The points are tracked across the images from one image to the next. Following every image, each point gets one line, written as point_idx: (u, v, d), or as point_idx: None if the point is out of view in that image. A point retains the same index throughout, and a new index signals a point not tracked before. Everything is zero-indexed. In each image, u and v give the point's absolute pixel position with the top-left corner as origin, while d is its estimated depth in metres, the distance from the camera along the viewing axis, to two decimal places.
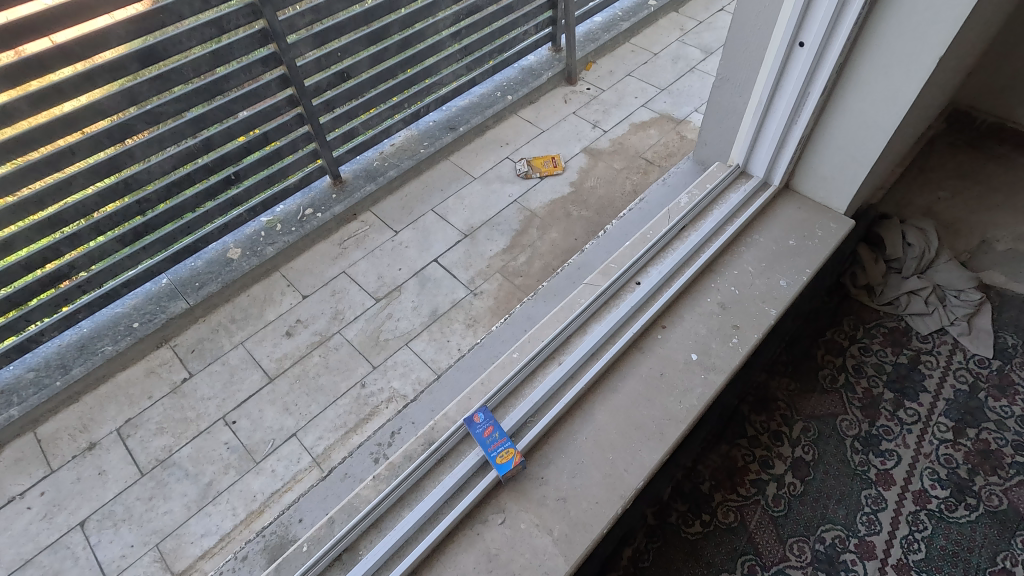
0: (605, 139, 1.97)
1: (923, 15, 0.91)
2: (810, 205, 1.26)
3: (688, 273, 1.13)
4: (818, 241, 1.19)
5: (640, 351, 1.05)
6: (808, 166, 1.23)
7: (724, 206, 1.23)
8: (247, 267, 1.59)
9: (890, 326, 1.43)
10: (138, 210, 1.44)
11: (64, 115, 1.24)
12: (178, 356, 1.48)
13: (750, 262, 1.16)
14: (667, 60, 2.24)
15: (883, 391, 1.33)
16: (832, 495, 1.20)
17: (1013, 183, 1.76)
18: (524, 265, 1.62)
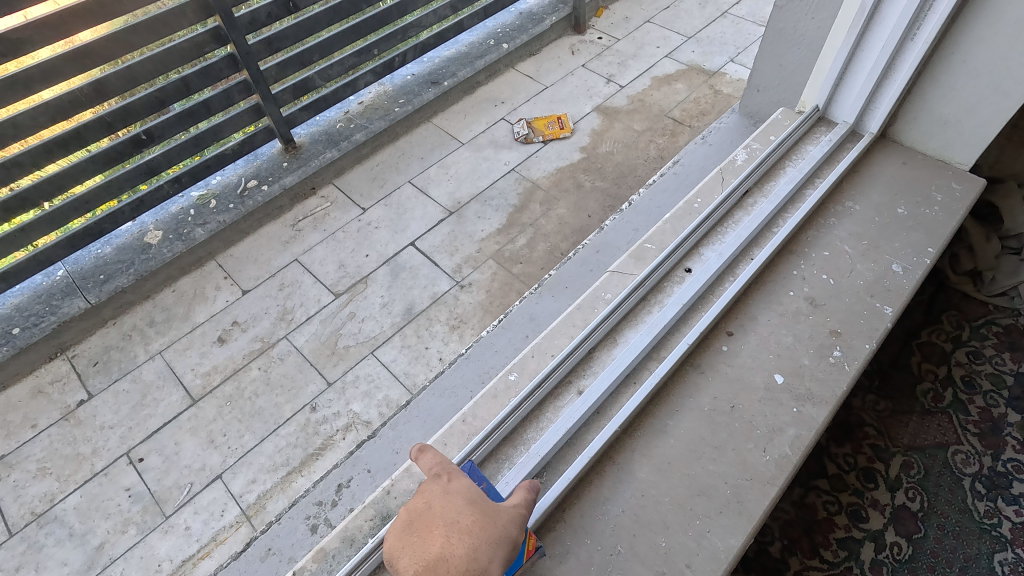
0: (622, 96, 1.61)
1: None
2: (916, 162, 0.91)
3: (759, 256, 0.78)
4: (936, 210, 0.84)
5: (696, 371, 0.71)
6: (921, 105, 0.88)
7: (799, 163, 0.89)
8: (168, 255, 1.25)
9: (1004, 325, 1.09)
10: (12, 179, 1.11)
11: None
12: (76, 371, 1.16)
13: (841, 240, 0.82)
14: (693, 4, 1.88)
15: (1006, 413, 0.99)
16: (953, 562, 0.86)
17: None
18: (524, 249, 1.28)
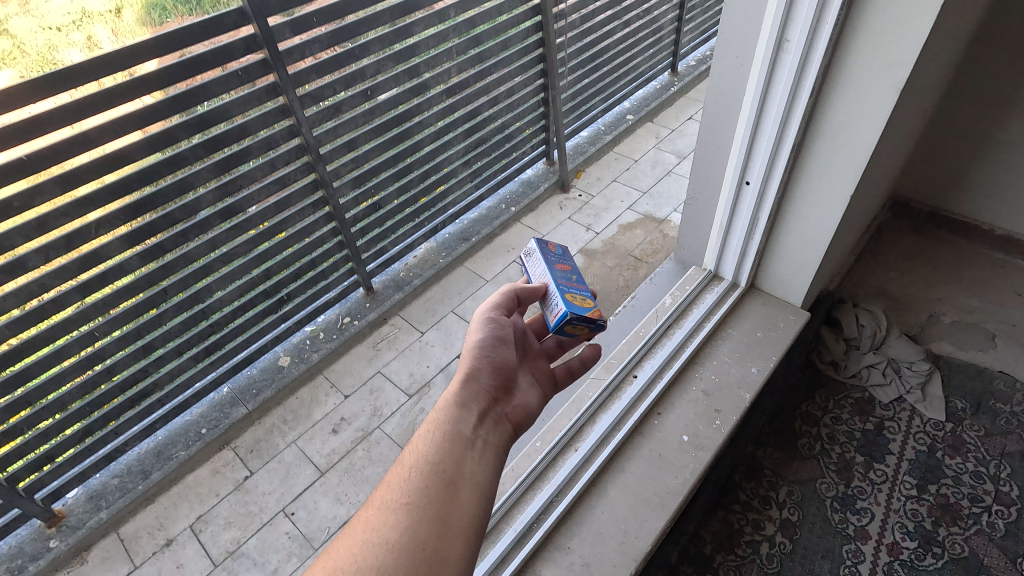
0: (598, 240, 2.26)
1: (832, 173, 1.21)
2: (771, 300, 1.53)
3: (675, 366, 1.37)
4: (779, 333, 1.44)
5: (641, 435, 1.27)
6: (767, 271, 1.50)
7: (700, 306, 1.50)
8: (296, 372, 1.82)
9: (856, 397, 1.66)
10: (210, 331, 1.62)
11: (161, 265, 1.43)
12: (239, 456, 1.68)
13: (726, 353, 1.42)
14: (645, 166, 2.60)
15: (854, 455, 1.54)
16: (817, 551, 1.39)
17: (953, 262, 2.04)
18: None
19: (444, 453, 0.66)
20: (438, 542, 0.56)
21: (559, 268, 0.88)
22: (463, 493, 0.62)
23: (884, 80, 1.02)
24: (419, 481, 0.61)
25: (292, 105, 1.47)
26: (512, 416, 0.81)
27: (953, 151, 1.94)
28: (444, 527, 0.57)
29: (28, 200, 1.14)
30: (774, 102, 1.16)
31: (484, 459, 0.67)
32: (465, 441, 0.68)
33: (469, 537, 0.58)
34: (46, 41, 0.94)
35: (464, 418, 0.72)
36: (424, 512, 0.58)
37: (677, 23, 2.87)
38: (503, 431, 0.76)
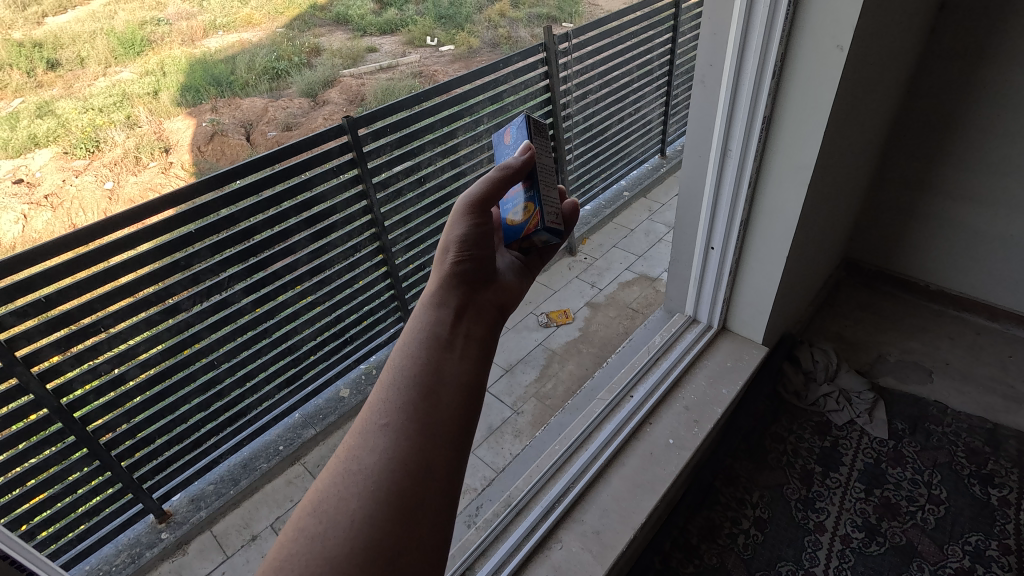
0: (602, 295, 2.69)
1: (772, 237, 1.67)
2: (739, 338, 1.93)
3: (663, 386, 1.75)
4: (745, 363, 1.84)
5: (637, 438, 1.64)
6: (733, 316, 1.92)
7: (682, 342, 1.91)
8: (354, 401, 2.18)
9: (817, 420, 2.02)
10: (292, 364, 2.01)
11: (265, 309, 1.85)
12: (308, 470, 1.98)
13: (701, 378, 1.81)
14: (640, 234, 3.07)
15: (814, 466, 1.89)
16: (784, 541, 1.71)
17: (898, 312, 2.45)
18: (551, 389, 2.24)
19: (421, 363, 0.77)
20: (420, 438, 0.69)
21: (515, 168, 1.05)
22: (438, 395, 0.74)
23: (795, 171, 1.52)
24: (400, 394, 0.73)
25: (369, 191, 1.96)
26: (488, 304, 0.93)
27: (889, 221, 2.40)
28: (423, 427, 0.70)
29: (190, 260, 1.62)
30: (726, 189, 1.65)
31: (459, 360, 0.80)
32: (441, 346, 0.80)
33: (447, 430, 0.72)
34: (92, 120, 1.21)
35: (439, 325, 0.83)
36: (407, 417, 0.71)
37: (664, 117, 3.44)
38: (481, 322, 0.88)
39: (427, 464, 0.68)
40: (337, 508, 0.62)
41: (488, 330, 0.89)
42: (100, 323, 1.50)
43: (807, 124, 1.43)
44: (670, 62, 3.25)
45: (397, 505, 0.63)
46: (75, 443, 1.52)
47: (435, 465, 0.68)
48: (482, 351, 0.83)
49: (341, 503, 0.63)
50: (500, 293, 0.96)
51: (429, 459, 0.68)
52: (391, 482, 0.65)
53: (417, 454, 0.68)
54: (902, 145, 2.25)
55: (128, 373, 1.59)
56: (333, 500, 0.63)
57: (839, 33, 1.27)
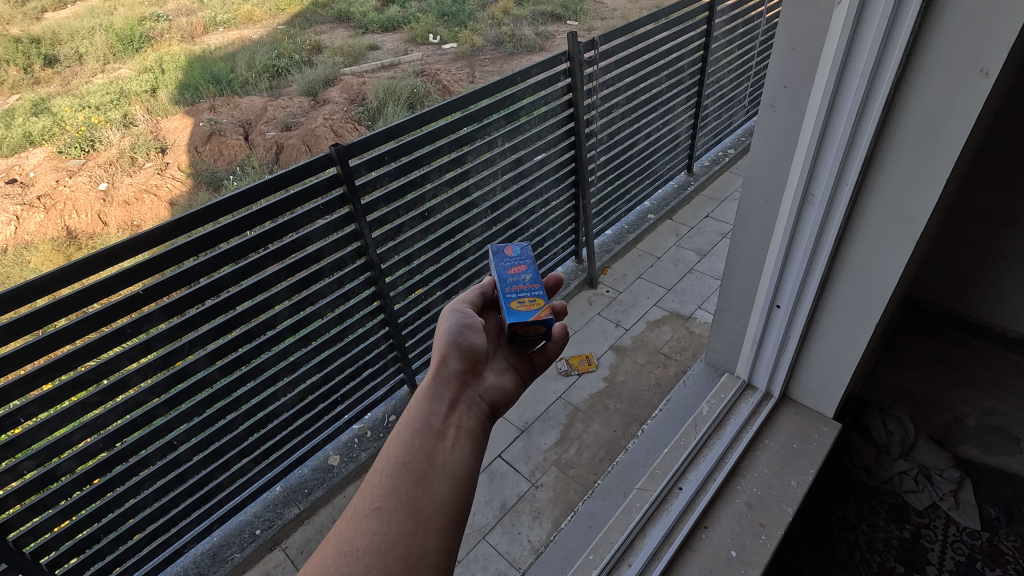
0: (628, 336, 2.37)
1: (856, 300, 1.34)
2: (805, 411, 1.60)
3: (719, 477, 1.44)
4: (815, 444, 1.51)
5: (691, 548, 1.33)
6: (799, 384, 1.59)
7: (738, 415, 1.59)
8: (345, 472, 1.85)
9: (891, 503, 1.71)
10: (272, 433, 1.70)
11: (237, 375, 1.54)
12: (289, 558, 1.67)
13: (764, 465, 1.49)
14: (668, 263, 2.75)
15: (894, 565, 1.57)
16: None
17: (970, 363, 2.08)
18: (575, 456, 1.92)
19: (414, 448, 0.70)
20: (411, 522, 0.61)
21: (512, 274, 1.01)
22: (431, 480, 0.67)
23: (899, 225, 1.18)
24: (391, 476, 0.66)
25: (363, 231, 1.64)
26: (482, 399, 0.85)
27: (961, 258, 2.02)
28: (414, 509, 0.63)
29: (139, 326, 1.31)
30: (803, 238, 1.33)
31: (454, 446, 0.72)
32: (433, 433, 0.73)
33: (439, 514, 0.63)
34: None
35: (432, 412, 0.77)
36: (401, 498, 0.63)
37: (692, 130, 3.13)
38: (476, 415, 0.81)
39: (416, 548, 0.59)
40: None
41: (483, 424, 0.81)
42: (19, 413, 1.20)
43: (921, 169, 1.10)
44: (701, 70, 2.92)
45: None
46: None
47: (425, 551, 0.59)
48: (477, 440, 0.76)
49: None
50: (494, 389, 0.89)
51: (420, 543, 0.60)
52: (381, 568, 0.57)
53: (409, 534, 0.60)
54: (983, 171, 1.86)
55: (60, 468, 1.30)
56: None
57: (986, 53, 0.93)
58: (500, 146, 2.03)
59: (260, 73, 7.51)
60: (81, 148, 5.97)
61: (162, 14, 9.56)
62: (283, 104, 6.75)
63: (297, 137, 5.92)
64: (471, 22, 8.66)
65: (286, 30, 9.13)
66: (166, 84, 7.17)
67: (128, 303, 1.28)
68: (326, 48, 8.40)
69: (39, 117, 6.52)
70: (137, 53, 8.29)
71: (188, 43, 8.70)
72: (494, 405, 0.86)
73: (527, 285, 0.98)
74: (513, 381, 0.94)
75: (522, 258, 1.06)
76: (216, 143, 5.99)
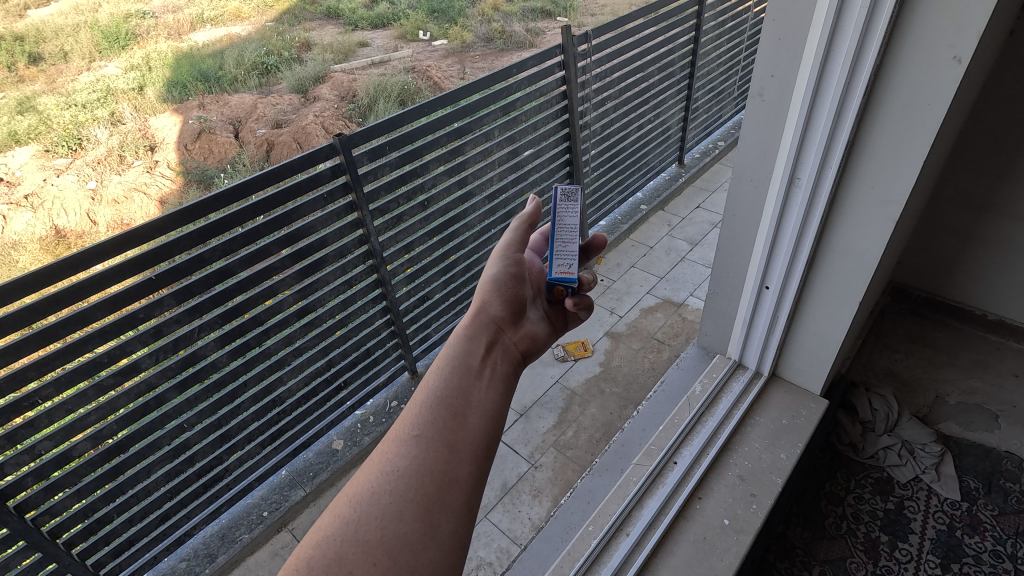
0: (622, 323, 2.43)
1: (841, 280, 1.41)
2: (793, 388, 1.67)
3: (711, 452, 1.51)
4: (803, 420, 1.58)
5: (685, 518, 1.39)
6: (787, 363, 1.66)
7: (729, 393, 1.66)
8: (348, 455, 1.90)
9: (876, 477, 1.79)
10: (277, 418, 1.74)
11: (244, 360, 1.59)
12: (297, 538, 1.72)
13: (755, 439, 1.55)
14: (661, 252, 2.81)
15: (879, 535, 1.64)
16: None
17: (952, 344, 2.16)
18: (572, 438, 1.98)
19: (449, 384, 0.72)
20: (446, 450, 0.64)
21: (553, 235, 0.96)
22: (466, 415, 0.69)
23: (881, 206, 1.24)
24: (427, 408, 0.69)
25: (364, 219, 1.68)
26: (517, 344, 0.85)
27: (942, 244, 2.10)
28: (449, 440, 0.65)
29: (150, 310, 1.35)
30: (790, 221, 1.39)
31: (489, 386, 0.74)
32: (470, 373, 0.75)
33: (472, 446, 0.66)
34: None
35: (468, 354, 0.78)
36: (438, 427, 0.66)
37: (683, 122, 3.19)
38: (511, 359, 0.82)
39: (452, 474, 0.62)
40: (361, 515, 0.58)
41: (517, 367, 0.81)
42: (37, 395, 1.24)
43: (901, 152, 1.16)
44: (691, 64, 2.98)
45: (419, 514, 0.58)
46: (9, 537, 1.28)
47: (459, 477, 0.63)
48: (511, 380, 0.77)
49: (367, 508, 0.59)
50: (529, 334, 0.89)
51: (454, 470, 0.63)
52: (418, 489, 0.61)
53: (444, 461, 0.63)
54: (963, 160, 1.93)
55: (74, 449, 1.33)
56: (359, 507, 0.59)
57: (959, 41, 0.99)
58: (497, 137, 2.09)
59: (249, 70, 7.50)
60: (68, 146, 5.94)
61: (149, 12, 9.49)
62: (273, 102, 6.75)
63: (289, 134, 5.93)
64: (460, 19, 8.70)
65: (275, 27, 9.11)
66: (154, 82, 7.13)
67: (141, 287, 1.32)
68: (315, 45, 8.40)
69: (25, 115, 6.47)
70: (123, 50, 8.23)
71: (174, 40, 8.64)
72: (528, 351, 0.86)
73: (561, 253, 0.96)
74: (547, 329, 0.94)
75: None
76: (207, 140, 5.98)
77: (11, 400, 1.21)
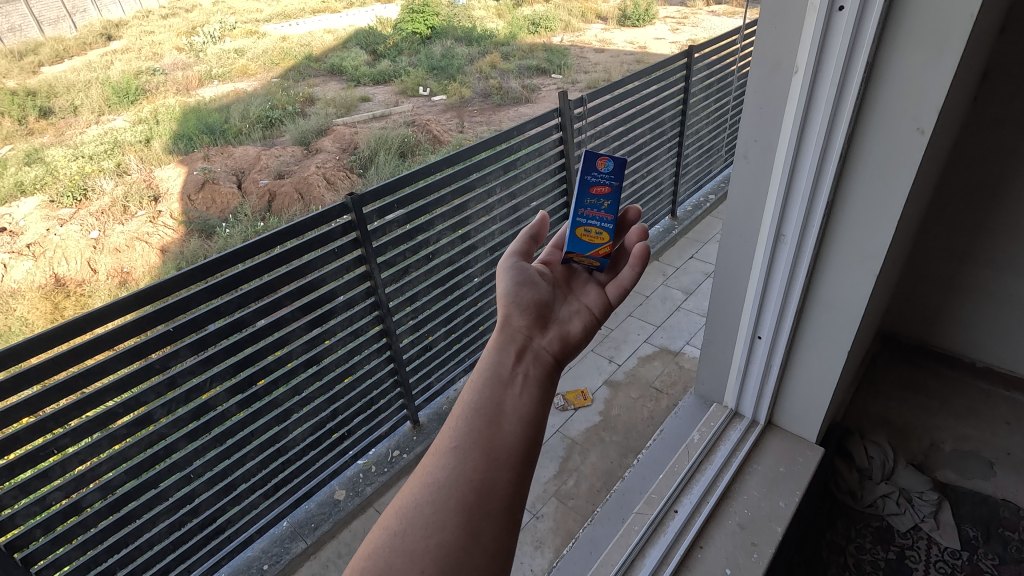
0: (621, 372, 2.48)
1: (829, 330, 1.47)
2: (789, 436, 1.71)
3: (711, 501, 1.53)
4: (800, 468, 1.61)
5: (687, 568, 1.40)
6: (782, 411, 1.70)
7: (728, 441, 1.69)
8: (350, 505, 1.91)
9: (876, 525, 1.80)
10: (280, 468, 1.76)
11: (251, 410, 1.62)
12: None
13: (754, 487, 1.58)
14: (657, 301, 2.89)
15: None
16: None
17: (943, 392, 2.21)
18: (573, 487, 1.99)
19: (483, 394, 0.71)
20: (485, 459, 0.64)
21: (592, 194, 0.99)
22: (501, 423, 0.68)
23: (863, 261, 1.32)
24: (462, 419, 0.68)
25: (372, 272, 1.76)
26: (551, 347, 0.85)
27: (928, 293, 2.18)
28: (487, 449, 0.64)
29: (166, 361, 1.40)
30: (778, 274, 1.47)
31: (522, 392, 0.73)
32: (502, 381, 0.74)
33: (511, 452, 0.65)
34: None
35: (500, 363, 0.78)
36: (475, 437, 0.66)
37: (675, 177, 3.33)
38: (546, 362, 0.81)
39: (491, 482, 0.62)
40: (407, 526, 0.57)
41: (553, 370, 0.81)
42: (53, 445, 1.27)
43: (877, 212, 1.25)
44: (681, 122, 3.15)
45: (462, 522, 0.58)
46: None
47: (498, 485, 0.62)
48: (546, 386, 0.75)
49: (411, 520, 0.58)
50: (563, 335, 0.88)
51: (493, 478, 0.62)
52: (459, 499, 0.60)
53: (483, 469, 0.62)
54: (941, 216, 2.04)
55: (82, 500, 1.35)
56: (404, 518, 0.58)
57: (922, 115, 1.09)
58: (498, 193, 2.19)
59: (254, 124, 7.76)
60: (74, 197, 6.08)
61: (159, 68, 9.87)
62: (277, 154, 6.97)
63: (291, 185, 6.10)
64: (460, 76, 9.10)
65: (281, 83, 9.48)
66: (161, 135, 7.37)
67: (159, 340, 1.37)
68: (319, 100, 8.72)
69: (32, 167, 6.64)
70: (132, 105, 8.53)
71: (182, 96, 8.97)
72: (566, 351, 0.86)
73: (600, 214, 1.01)
74: (582, 326, 0.94)
75: (612, 178, 0.99)
76: (210, 191, 6.12)
77: (26, 452, 1.24)
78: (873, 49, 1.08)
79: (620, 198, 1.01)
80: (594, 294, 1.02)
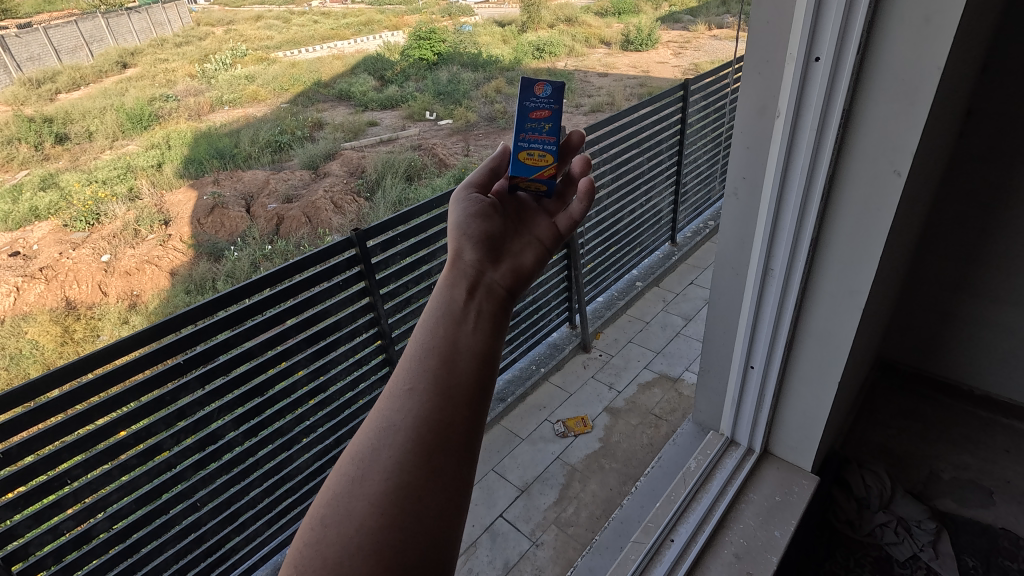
0: (620, 398, 2.51)
1: (818, 362, 1.51)
2: (785, 465, 1.73)
3: (707, 530, 1.55)
4: (796, 497, 1.63)
5: None
6: (776, 440, 1.73)
7: (723, 469, 1.72)
8: None
9: (874, 555, 1.81)
10: (284, 495, 1.80)
11: (257, 439, 1.67)
12: None
13: (749, 517, 1.60)
14: (656, 327, 2.93)
15: None
16: None
17: (942, 419, 2.23)
18: (573, 514, 2.01)
19: (435, 332, 0.66)
20: (440, 397, 0.59)
21: (531, 117, 1.02)
22: (456, 359, 0.63)
23: (848, 295, 1.37)
24: (415, 359, 0.63)
25: (375, 303, 1.83)
26: (502, 280, 0.79)
27: (923, 321, 2.21)
28: (442, 387, 0.60)
29: (176, 393, 1.45)
30: (768, 306, 1.51)
31: (476, 327, 0.68)
32: (455, 317, 0.68)
33: (468, 388, 0.61)
34: None
35: (451, 298, 0.71)
36: (430, 376, 0.61)
37: (673, 204, 3.40)
38: (498, 296, 0.75)
39: (448, 420, 0.58)
40: (364, 471, 0.54)
41: (507, 303, 0.75)
42: (67, 475, 1.31)
43: (858, 249, 1.30)
44: (679, 151, 3.23)
45: (419, 462, 0.54)
46: None
47: (455, 422, 0.58)
48: (499, 321, 0.70)
49: (368, 465, 0.54)
50: (515, 268, 0.82)
51: (450, 416, 0.58)
52: (415, 438, 0.56)
53: (438, 408, 0.58)
54: (933, 246, 2.09)
55: (93, 529, 1.39)
56: (361, 464, 0.54)
57: (897, 158, 1.15)
58: None
59: (263, 148, 7.92)
60: (87, 221, 6.20)
61: (172, 95, 10.12)
62: (286, 179, 7.12)
63: (298, 210, 6.22)
64: (465, 101, 9.29)
65: (290, 109, 9.70)
66: (172, 160, 7.54)
67: (169, 373, 1.42)
68: (327, 125, 8.92)
69: (47, 191, 6.79)
70: (145, 131, 8.74)
71: (193, 121, 9.18)
72: (519, 283, 0.80)
73: (541, 137, 1.03)
74: (534, 257, 0.87)
75: (551, 100, 1.02)
76: (218, 216, 6.23)
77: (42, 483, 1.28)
78: (850, 96, 1.14)
79: (561, 120, 1.02)
80: (546, 223, 0.95)
